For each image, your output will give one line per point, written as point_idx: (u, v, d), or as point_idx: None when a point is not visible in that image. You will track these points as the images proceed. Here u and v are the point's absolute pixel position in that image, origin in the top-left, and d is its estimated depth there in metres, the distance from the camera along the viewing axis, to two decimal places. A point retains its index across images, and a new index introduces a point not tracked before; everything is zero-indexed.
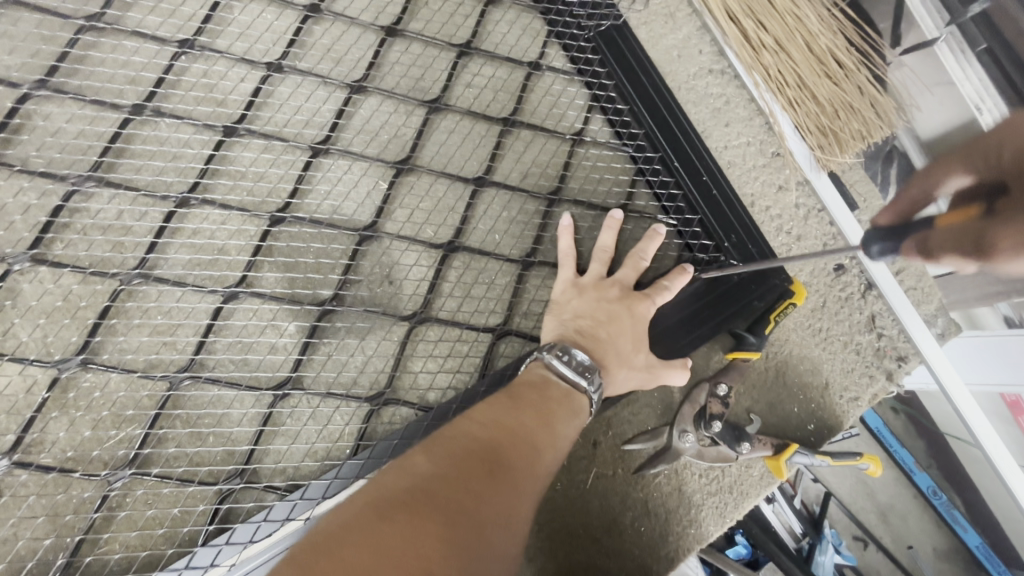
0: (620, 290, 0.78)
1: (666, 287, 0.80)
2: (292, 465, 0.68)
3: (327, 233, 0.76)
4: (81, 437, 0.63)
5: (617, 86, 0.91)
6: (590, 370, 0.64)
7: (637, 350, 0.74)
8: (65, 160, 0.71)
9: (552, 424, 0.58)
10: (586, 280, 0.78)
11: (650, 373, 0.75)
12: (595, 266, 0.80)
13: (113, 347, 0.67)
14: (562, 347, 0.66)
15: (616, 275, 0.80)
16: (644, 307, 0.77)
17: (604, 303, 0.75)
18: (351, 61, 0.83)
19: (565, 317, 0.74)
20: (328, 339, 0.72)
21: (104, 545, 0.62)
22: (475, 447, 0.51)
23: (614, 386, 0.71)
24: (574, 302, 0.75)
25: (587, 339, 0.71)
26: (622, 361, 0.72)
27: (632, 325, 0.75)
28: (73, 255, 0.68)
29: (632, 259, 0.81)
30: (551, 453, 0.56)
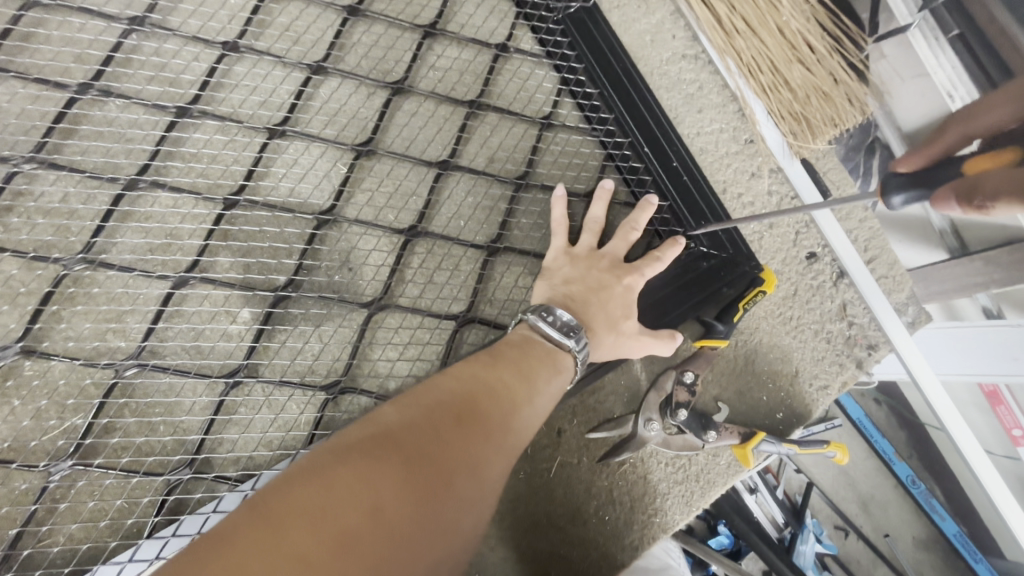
0: (612, 258, 0.77)
1: (658, 257, 0.79)
2: (245, 454, 0.67)
3: (282, 217, 0.74)
4: (22, 426, 0.61)
5: (587, 69, 0.90)
6: (574, 329, 0.62)
7: (627, 317, 0.73)
8: (6, 140, 0.68)
9: (534, 380, 0.56)
10: (578, 248, 0.77)
11: (644, 343, 0.74)
12: (586, 237, 0.79)
13: (57, 334, 0.64)
14: (551, 307, 0.64)
15: (606, 247, 0.79)
16: (636, 277, 0.76)
17: (597, 270, 0.75)
18: (311, 40, 0.81)
19: (556, 283, 0.73)
20: (284, 325, 0.71)
21: (45, 537, 0.60)
22: (448, 400, 0.48)
23: (603, 351, 0.70)
24: (565, 267, 0.75)
25: (578, 303, 0.70)
26: (613, 326, 0.71)
27: (623, 293, 0.74)
28: (15, 239, 0.66)
29: (625, 228, 0.80)
30: (531, 410, 0.53)
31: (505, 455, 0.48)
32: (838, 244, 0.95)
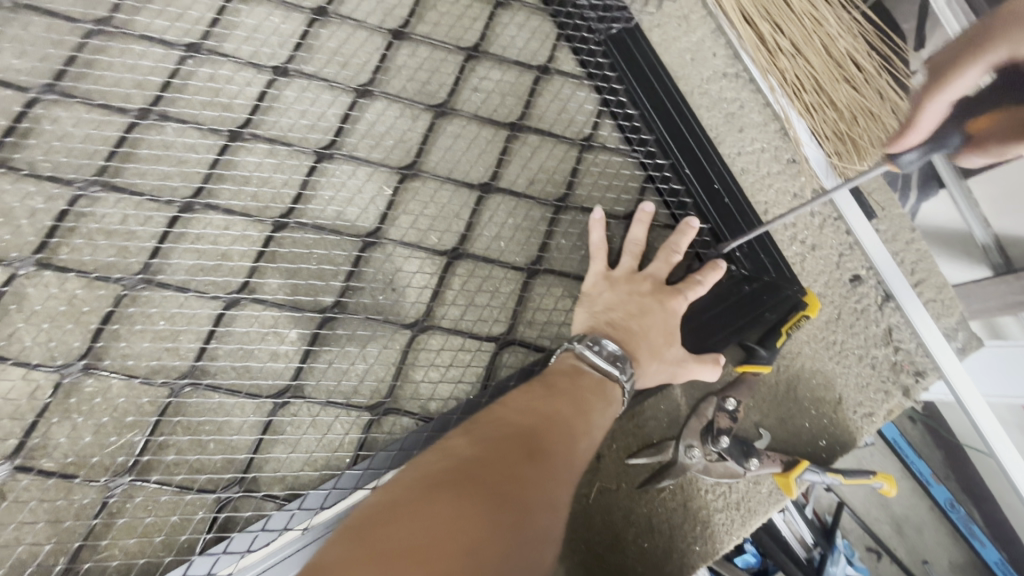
0: (653, 282, 0.77)
1: (699, 280, 0.78)
2: (292, 473, 0.68)
3: (329, 239, 0.75)
4: (82, 442, 0.64)
5: (628, 91, 0.91)
6: (621, 358, 0.64)
7: (669, 342, 0.72)
8: (72, 164, 0.71)
9: (586, 411, 0.57)
10: (619, 272, 0.77)
11: (686, 369, 0.73)
12: (626, 260, 0.79)
13: (115, 353, 0.67)
14: (591, 339, 0.65)
15: (647, 270, 0.78)
16: (677, 301, 0.76)
17: (639, 294, 0.75)
18: (358, 64, 0.82)
19: (596, 310, 0.73)
20: (329, 346, 0.72)
21: (103, 551, 0.62)
22: (511, 432, 0.49)
23: (645, 380, 0.69)
24: (605, 293, 0.74)
25: (620, 330, 0.70)
26: (656, 353, 0.70)
27: (664, 317, 0.73)
28: (78, 259, 0.69)
29: (666, 249, 0.80)
30: (586, 440, 0.54)
31: (571, 485, 0.49)
32: (883, 267, 0.93)
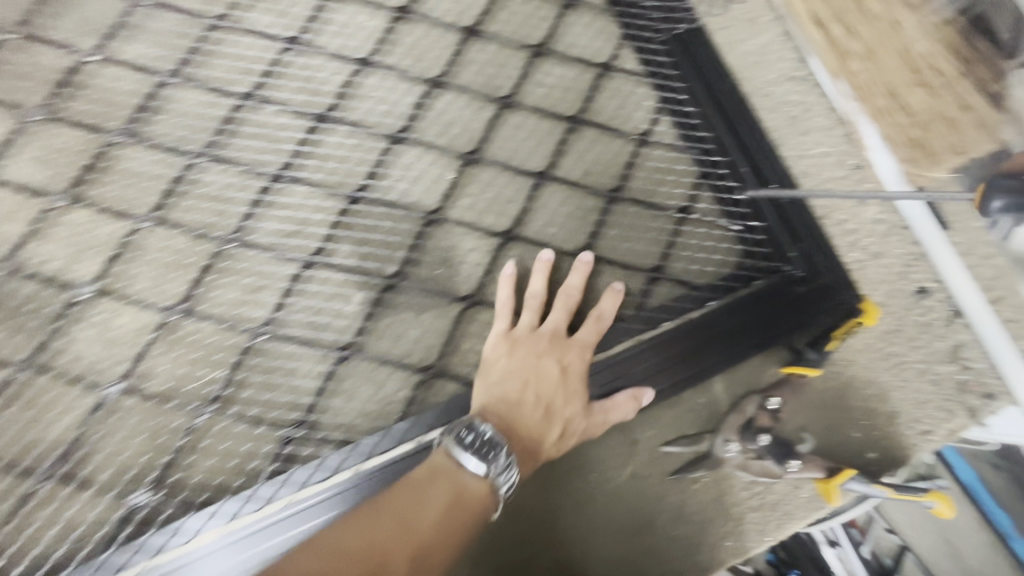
0: (550, 336, 0.77)
1: (601, 319, 0.79)
2: (348, 421, 0.75)
3: (397, 214, 0.83)
4: (178, 373, 0.74)
5: (689, 89, 0.93)
6: (494, 447, 0.64)
7: (568, 404, 0.73)
8: (187, 136, 0.83)
9: (429, 529, 0.57)
10: (518, 333, 0.77)
11: (595, 424, 0.74)
12: (527, 315, 0.79)
13: (210, 300, 0.76)
14: (462, 427, 0.66)
15: (549, 324, 0.79)
16: (574, 356, 0.76)
17: (538, 353, 0.75)
18: (433, 59, 0.91)
19: (489, 383, 0.74)
20: (390, 310, 0.79)
21: (186, 469, 0.70)
22: (340, 551, 0.53)
23: (549, 453, 0.71)
24: (502, 359, 0.75)
25: (507, 414, 0.70)
26: (555, 421, 0.71)
27: (561, 377, 0.74)
28: (186, 218, 0.79)
29: (564, 296, 0.81)
30: (423, 565, 0.54)
31: None
32: (955, 282, 0.88)
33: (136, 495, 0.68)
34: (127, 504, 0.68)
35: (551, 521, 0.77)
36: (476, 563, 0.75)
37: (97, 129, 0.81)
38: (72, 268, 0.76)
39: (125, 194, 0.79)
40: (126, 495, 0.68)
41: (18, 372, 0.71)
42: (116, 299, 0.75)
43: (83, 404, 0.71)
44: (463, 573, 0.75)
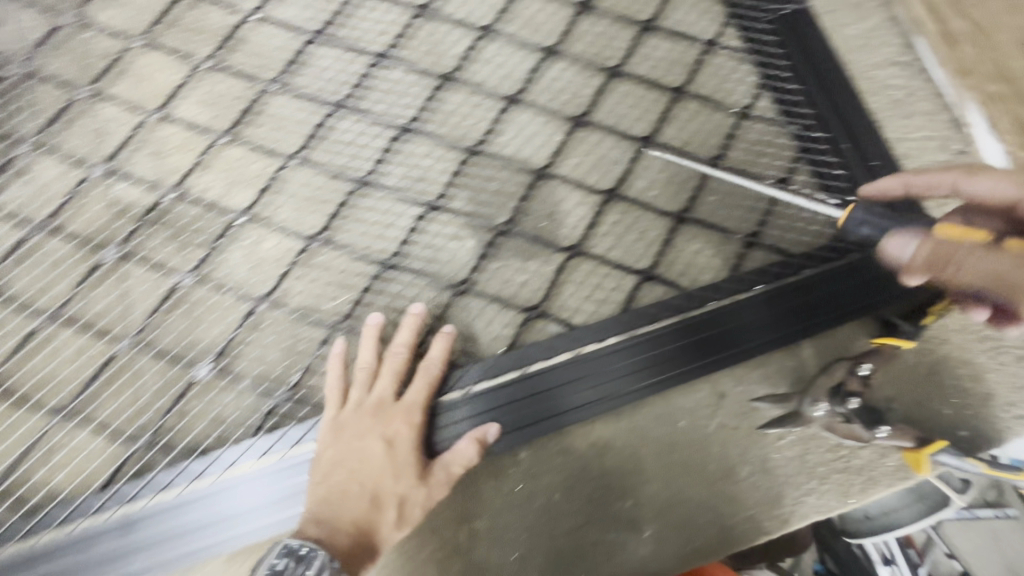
0: (371, 409, 0.75)
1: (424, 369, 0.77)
2: (460, 348, 0.82)
3: (510, 168, 0.90)
4: (315, 293, 0.83)
5: (793, 67, 0.96)
6: (306, 559, 0.61)
7: (380, 475, 0.71)
8: (329, 88, 0.92)
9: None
10: (346, 412, 0.75)
11: (433, 496, 0.71)
12: (354, 390, 0.77)
13: (344, 232, 0.86)
14: (278, 551, 0.62)
15: (375, 392, 0.76)
16: (398, 425, 0.74)
17: (358, 433, 0.73)
18: (548, 30, 0.97)
19: (324, 473, 0.72)
20: (500, 254, 0.86)
21: (320, 375, 0.79)
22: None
23: (386, 539, 0.69)
24: (331, 444, 0.73)
25: (327, 508, 0.68)
26: (383, 506, 0.70)
27: (376, 452, 0.72)
28: (326, 159, 0.89)
29: (423, 370, 0.78)
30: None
31: None
32: None
33: (280, 392, 0.78)
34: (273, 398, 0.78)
35: (638, 460, 0.80)
36: (567, 493, 0.78)
37: (255, 79, 0.92)
38: (227, 196, 0.86)
39: (274, 136, 0.89)
40: (271, 391, 0.78)
41: (185, 280, 0.82)
42: (263, 226, 0.85)
43: (236, 312, 0.81)
44: (557, 503, 0.78)
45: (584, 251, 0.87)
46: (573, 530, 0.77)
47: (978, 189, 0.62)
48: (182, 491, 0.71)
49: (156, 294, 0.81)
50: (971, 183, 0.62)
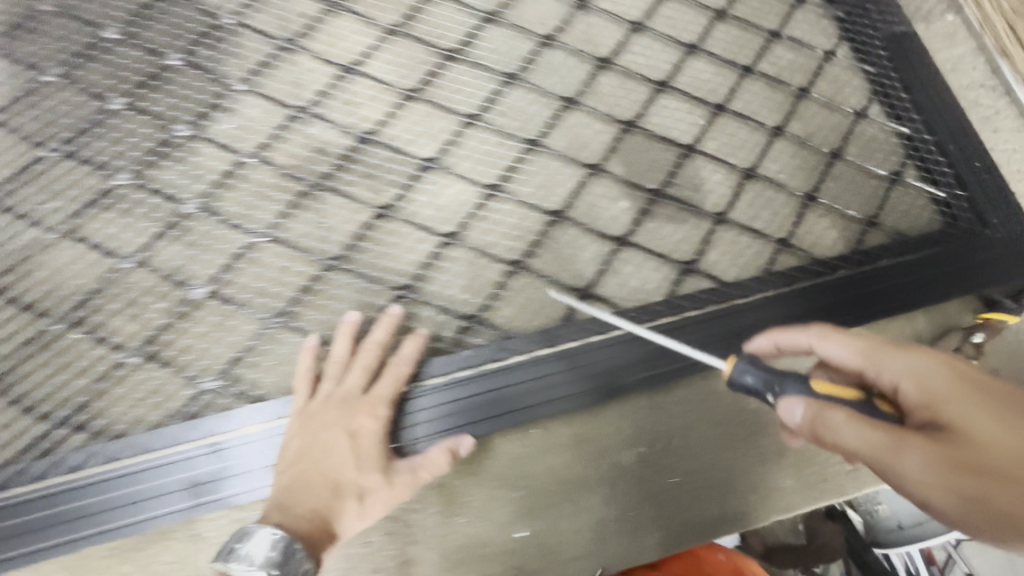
0: (338, 402, 0.76)
1: (392, 370, 0.78)
2: (624, 292, 0.91)
3: (661, 144, 1.02)
4: (495, 234, 0.92)
5: (902, 78, 1.10)
6: (269, 548, 0.62)
7: (350, 470, 0.72)
8: (502, 62, 1.04)
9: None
10: (314, 404, 0.76)
11: (401, 486, 0.73)
12: (326, 384, 0.78)
13: (519, 184, 0.95)
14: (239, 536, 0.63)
15: (345, 388, 0.77)
16: (363, 418, 0.75)
17: (325, 425, 0.74)
18: (689, 32, 1.11)
19: (285, 465, 0.72)
20: (655, 215, 0.96)
21: (503, 304, 0.88)
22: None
23: (350, 526, 0.70)
24: (295, 437, 0.73)
25: (289, 497, 0.69)
26: (348, 496, 0.71)
27: (346, 447, 0.73)
28: (500, 120, 0.99)
29: (394, 367, 0.79)
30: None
31: None
32: None
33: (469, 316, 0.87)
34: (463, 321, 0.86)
35: None
36: (725, 427, 0.86)
37: (438, 48, 1.03)
38: (415, 145, 0.96)
39: (455, 98, 1.00)
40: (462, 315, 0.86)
41: (380, 214, 0.90)
42: (446, 173, 0.95)
43: (426, 245, 0.90)
44: (715, 436, 0.85)
45: (729, 218, 0.98)
46: (719, 461, 0.84)
47: (838, 356, 0.61)
48: None
49: (355, 224, 0.89)
50: (833, 345, 0.62)
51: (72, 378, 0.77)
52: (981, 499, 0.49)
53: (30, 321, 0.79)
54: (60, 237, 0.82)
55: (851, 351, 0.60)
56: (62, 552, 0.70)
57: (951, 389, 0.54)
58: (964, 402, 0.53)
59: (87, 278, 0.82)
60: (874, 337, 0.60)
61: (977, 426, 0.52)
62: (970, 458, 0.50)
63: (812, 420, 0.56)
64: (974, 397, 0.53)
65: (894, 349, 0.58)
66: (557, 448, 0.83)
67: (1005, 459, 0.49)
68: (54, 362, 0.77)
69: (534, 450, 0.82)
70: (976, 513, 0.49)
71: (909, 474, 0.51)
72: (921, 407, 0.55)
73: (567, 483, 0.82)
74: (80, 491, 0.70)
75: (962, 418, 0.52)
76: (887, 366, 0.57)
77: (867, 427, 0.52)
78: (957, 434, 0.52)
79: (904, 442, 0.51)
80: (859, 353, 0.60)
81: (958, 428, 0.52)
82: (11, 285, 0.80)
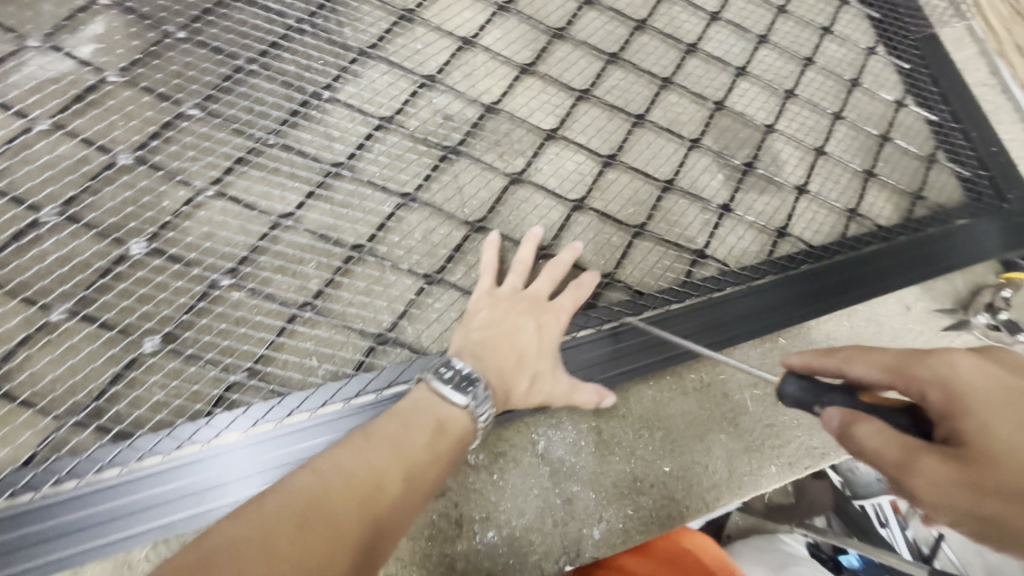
0: (527, 298, 0.82)
1: (578, 285, 0.86)
2: (731, 255, 1.01)
3: (745, 123, 1.12)
4: (616, 201, 0.99)
5: (931, 75, 1.27)
6: (473, 382, 0.66)
7: (535, 355, 0.77)
8: (602, 40, 1.10)
9: (422, 454, 0.59)
10: (500, 290, 0.82)
11: (559, 386, 0.78)
12: (512, 278, 0.84)
13: (631, 155, 1.02)
14: (445, 364, 0.68)
15: (530, 288, 0.83)
16: (547, 318, 0.81)
17: (514, 311, 0.79)
18: (757, 24, 1.22)
19: (471, 332, 0.76)
20: (749, 187, 1.07)
21: (630, 266, 0.95)
22: (346, 471, 0.53)
23: (514, 402, 0.74)
24: (485, 310, 0.79)
25: (480, 351, 0.73)
26: (523, 373, 0.75)
27: (534, 333, 0.78)
28: (608, 96, 1.06)
29: (575, 288, 0.86)
30: (416, 485, 0.56)
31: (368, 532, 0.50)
32: None
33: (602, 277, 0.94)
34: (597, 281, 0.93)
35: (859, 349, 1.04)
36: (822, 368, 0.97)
37: (544, 24, 1.07)
38: (536, 117, 1.00)
39: (566, 74, 1.05)
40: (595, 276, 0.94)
41: (513, 180, 0.95)
42: (566, 143, 1.00)
43: (556, 210, 0.96)
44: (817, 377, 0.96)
45: (808, 191, 1.10)
46: None
47: (863, 375, 0.61)
48: None
49: (492, 189, 0.94)
50: (860, 366, 0.61)
51: (245, 335, 0.76)
52: (1003, 491, 0.47)
53: (194, 277, 0.77)
54: (214, 194, 0.82)
55: (876, 369, 0.60)
56: (188, 525, 0.66)
57: (977, 391, 0.52)
58: (994, 408, 0.51)
59: (245, 236, 0.81)
60: (898, 355, 0.59)
61: (996, 428, 0.50)
62: (986, 473, 0.48)
63: (843, 425, 0.56)
64: (998, 397, 0.51)
65: (916, 363, 0.57)
66: (687, 392, 0.92)
67: (1011, 458, 0.48)
68: (224, 319, 0.76)
69: (667, 395, 0.91)
70: (986, 506, 0.48)
71: (925, 486, 0.50)
72: (942, 416, 0.54)
73: (698, 424, 0.90)
74: (282, 439, 0.71)
75: (982, 423, 0.51)
76: (906, 383, 0.57)
77: (891, 442, 0.53)
78: (978, 449, 0.49)
79: (937, 459, 0.50)
80: (888, 374, 0.59)
81: (974, 432, 0.51)
82: (164, 241, 0.78)
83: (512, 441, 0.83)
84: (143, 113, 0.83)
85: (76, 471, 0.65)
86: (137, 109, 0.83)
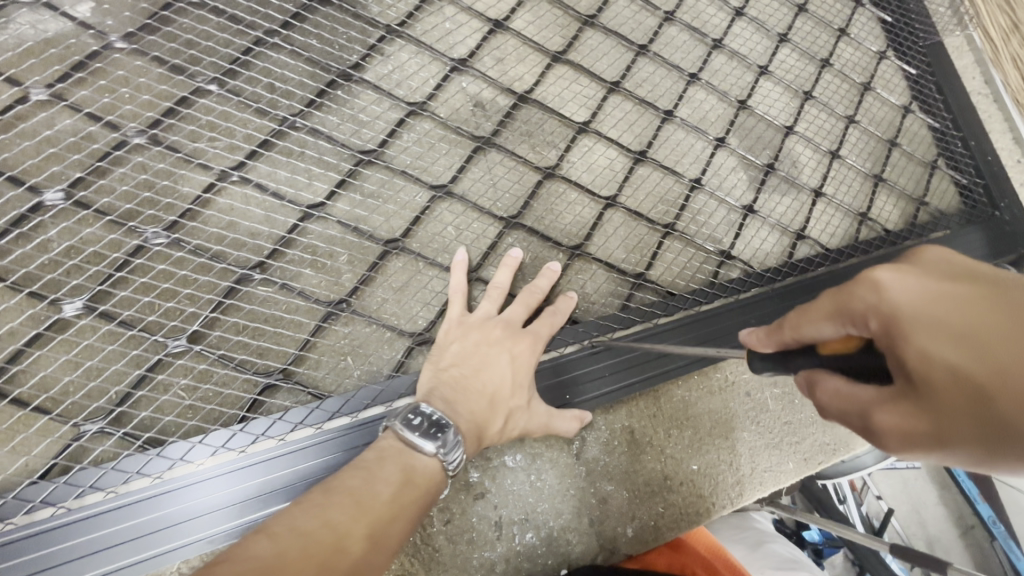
0: (501, 327, 0.77)
1: (553, 312, 0.83)
2: (754, 257, 1.02)
3: (766, 123, 1.12)
4: (644, 200, 0.97)
5: (937, 81, 1.28)
6: (443, 426, 0.58)
7: (508, 389, 0.72)
8: (630, 30, 1.05)
9: (387, 507, 0.48)
10: (472, 319, 0.77)
11: (537, 416, 0.74)
12: (486, 304, 0.79)
13: (658, 154, 1.01)
14: (411, 410, 0.59)
15: (504, 314, 0.79)
16: (522, 347, 0.76)
17: (487, 343, 0.74)
18: (780, 21, 1.20)
19: (442, 368, 0.71)
20: (769, 188, 1.08)
21: (660, 266, 0.95)
22: (303, 530, 0.42)
23: (490, 440, 0.69)
24: (455, 343, 0.74)
25: (452, 388, 0.68)
26: (498, 411, 0.70)
27: (509, 364, 0.74)
28: (636, 91, 1.02)
29: (549, 314, 0.83)
30: (383, 542, 0.45)
31: None
32: None
33: (634, 277, 0.93)
34: (627, 279, 0.93)
35: None
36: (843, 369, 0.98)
37: (575, 10, 1.01)
38: (567, 109, 0.97)
39: (597, 65, 1.01)
40: (627, 276, 0.93)
41: (546, 175, 0.92)
42: (595, 138, 0.98)
43: (587, 208, 0.94)
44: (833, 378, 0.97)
45: (825, 194, 1.12)
46: None
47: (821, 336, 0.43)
48: (554, 357, 0.84)
49: (524, 185, 0.91)
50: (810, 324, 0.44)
51: (278, 335, 0.73)
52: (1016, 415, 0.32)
53: (220, 272, 0.72)
54: (237, 179, 0.76)
55: (824, 321, 0.43)
56: (226, 537, 0.64)
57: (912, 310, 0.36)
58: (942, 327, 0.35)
59: (270, 228, 0.76)
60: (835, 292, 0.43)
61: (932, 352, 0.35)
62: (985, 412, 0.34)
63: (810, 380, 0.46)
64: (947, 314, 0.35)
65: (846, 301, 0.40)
66: (713, 392, 0.93)
67: (965, 391, 0.33)
68: (254, 318, 0.73)
69: (696, 394, 0.92)
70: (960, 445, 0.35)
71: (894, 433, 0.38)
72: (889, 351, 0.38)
73: (724, 422, 0.92)
74: (319, 446, 0.69)
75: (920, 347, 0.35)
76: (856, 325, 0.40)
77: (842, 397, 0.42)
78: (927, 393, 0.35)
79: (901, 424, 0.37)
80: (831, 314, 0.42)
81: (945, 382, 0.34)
82: (184, 231, 0.73)
83: (548, 441, 0.82)
84: (154, 87, 0.75)
85: (101, 484, 0.63)
86: (147, 82, 0.75)
